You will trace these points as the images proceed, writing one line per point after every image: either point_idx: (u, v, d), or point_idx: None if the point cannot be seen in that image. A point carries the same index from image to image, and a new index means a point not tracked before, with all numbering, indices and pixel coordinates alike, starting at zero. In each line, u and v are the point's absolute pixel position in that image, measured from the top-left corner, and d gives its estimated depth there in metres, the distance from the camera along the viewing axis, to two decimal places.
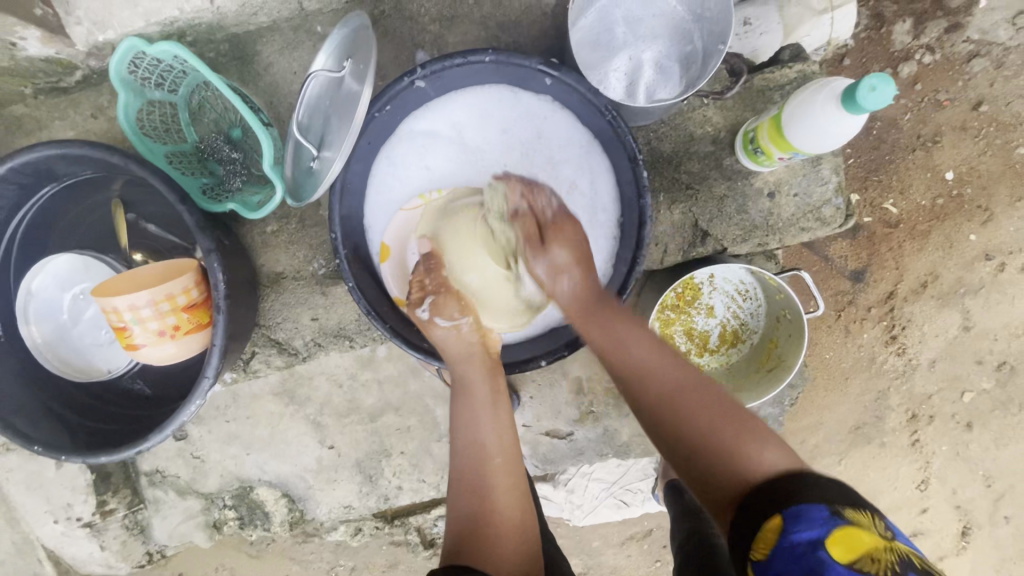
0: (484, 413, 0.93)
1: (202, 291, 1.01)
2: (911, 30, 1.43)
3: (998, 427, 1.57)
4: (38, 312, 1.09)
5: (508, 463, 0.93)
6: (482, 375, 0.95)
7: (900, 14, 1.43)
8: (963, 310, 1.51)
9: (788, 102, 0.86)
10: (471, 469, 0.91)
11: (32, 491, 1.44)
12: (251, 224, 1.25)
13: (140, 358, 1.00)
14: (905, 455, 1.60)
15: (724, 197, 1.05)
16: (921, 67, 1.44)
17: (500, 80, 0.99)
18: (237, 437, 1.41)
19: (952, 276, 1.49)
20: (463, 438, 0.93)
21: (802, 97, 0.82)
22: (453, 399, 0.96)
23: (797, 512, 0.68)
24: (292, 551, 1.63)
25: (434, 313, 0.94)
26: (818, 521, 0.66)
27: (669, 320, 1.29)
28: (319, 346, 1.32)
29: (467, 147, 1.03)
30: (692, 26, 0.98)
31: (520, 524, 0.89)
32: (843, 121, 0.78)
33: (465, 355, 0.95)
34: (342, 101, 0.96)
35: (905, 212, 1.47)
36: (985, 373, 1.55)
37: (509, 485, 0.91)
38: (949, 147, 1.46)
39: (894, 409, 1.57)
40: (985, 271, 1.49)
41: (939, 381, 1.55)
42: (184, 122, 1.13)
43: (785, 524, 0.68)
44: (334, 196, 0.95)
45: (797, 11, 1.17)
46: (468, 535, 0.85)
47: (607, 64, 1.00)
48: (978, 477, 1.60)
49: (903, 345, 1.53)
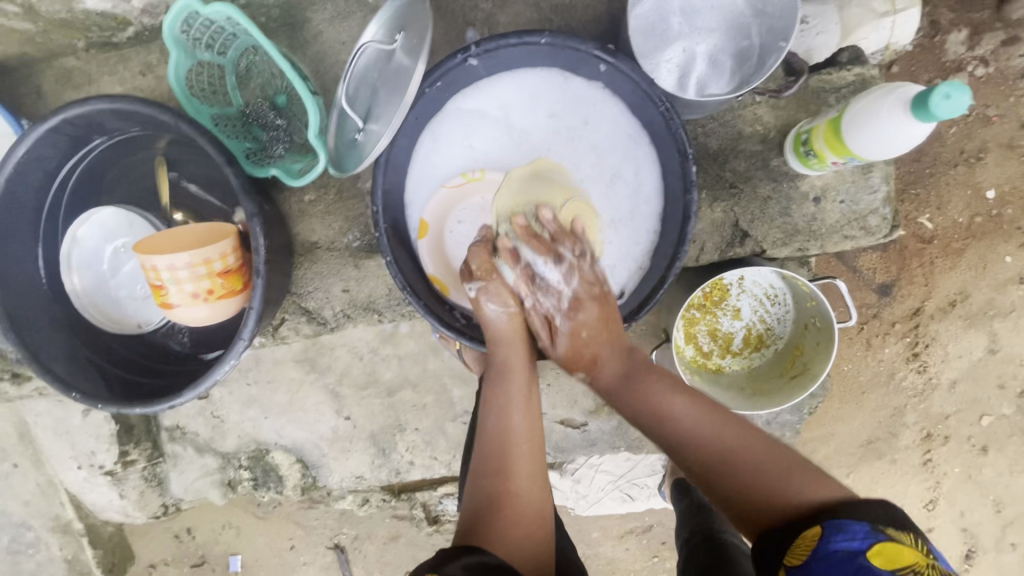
0: (518, 396, 0.95)
1: (239, 258, 1.01)
2: (966, 40, 1.38)
3: (1014, 453, 1.55)
4: (81, 260, 1.11)
5: (532, 448, 0.93)
6: (519, 358, 0.96)
7: (956, 22, 1.38)
8: (991, 333, 1.48)
9: (849, 105, 0.83)
10: (494, 449, 0.92)
11: (59, 436, 1.49)
12: (290, 193, 1.26)
13: (173, 318, 1.02)
14: (915, 474, 1.58)
15: (767, 198, 1.03)
16: (972, 78, 1.39)
17: (553, 64, 0.99)
18: (256, 400, 1.44)
19: (982, 297, 1.46)
20: (493, 417, 0.94)
21: (867, 100, 0.80)
22: (488, 380, 0.97)
23: (839, 522, 0.71)
24: (298, 516, 1.71)
25: (482, 296, 0.93)
26: (858, 534, 0.69)
27: (695, 319, 1.28)
28: (348, 317, 1.31)
29: (513, 129, 1.03)
30: (750, 21, 0.96)
31: (536, 507, 0.90)
32: (909, 130, 0.75)
33: (510, 340, 0.96)
34: (392, 74, 0.96)
35: (940, 228, 1.44)
36: (1005, 398, 1.53)
37: (530, 470, 0.91)
38: (993, 165, 1.42)
39: (909, 427, 1.55)
40: (1018, 295, 1.46)
41: (958, 402, 1.53)
42: (231, 85, 1.12)
43: (825, 533, 0.71)
44: (378, 169, 0.95)
45: (857, 12, 1.14)
46: (483, 514, 0.87)
47: (658, 55, 0.98)
48: (988, 502, 1.58)
49: (925, 363, 1.51)
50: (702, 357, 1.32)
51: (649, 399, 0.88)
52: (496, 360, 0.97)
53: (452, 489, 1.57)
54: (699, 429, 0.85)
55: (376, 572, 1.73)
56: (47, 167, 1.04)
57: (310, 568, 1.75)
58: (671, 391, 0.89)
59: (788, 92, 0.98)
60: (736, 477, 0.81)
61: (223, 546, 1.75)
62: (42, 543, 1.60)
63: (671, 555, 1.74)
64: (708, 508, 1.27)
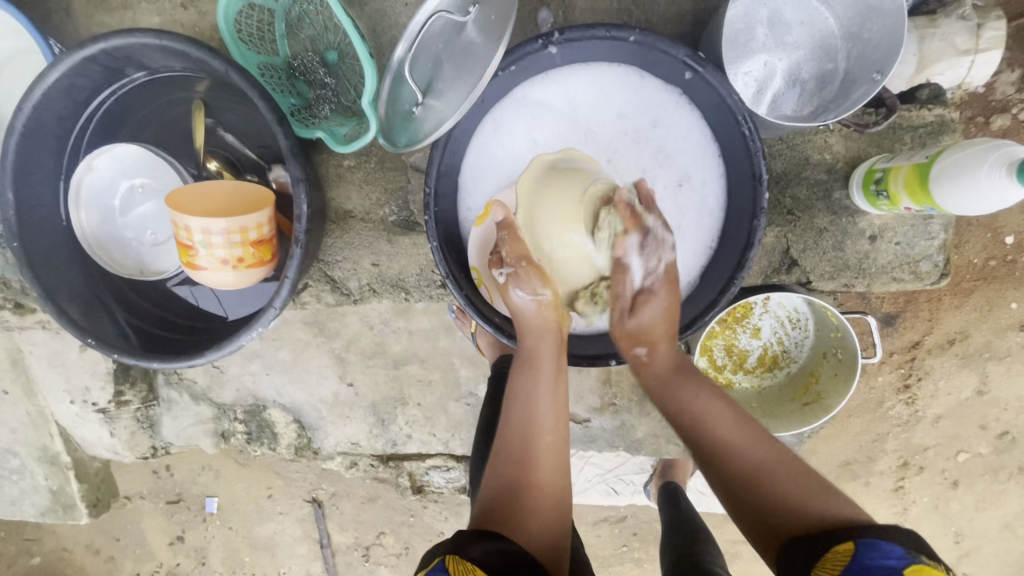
0: (545, 386, 0.93)
1: (273, 229, 0.97)
2: (1018, 82, 1.21)
3: (982, 490, 1.52)
4: (90, 196, 1.04)
5: (556, 439, 0.92)
6: (551, 352, 0.95)
7: (1010, 61, 1.21)
8: (982, 374, 1.43)
9: (937, 158, 0.86)
10: (519, 436, 0.91)
11: (54, 368, 1.44)
12: (329, 154, 1.22)
13: (195, 278, 0.97)
14: (884, 498, 1.56)
15: (824, 230, 1.08)
16: (1016, 123, 1.23)
17: (632, 62, 0.97)
18: (258, 355, 1.40)
19: (981, 338, 1.40)
20: (518, 408, 0.93)
21: (961, 157, 0.82)
22: (516, 369, 0.96)
23: (872, 539, 0.68)
24: (280, 467, 1.71)
25: (512, 282, 0.95)
26: (894, 554, 0.66)
27: (713, 332, 1.25)
28: (374, 292, 1.30)
29: (579, 124, 1.00)
30: (838, 43, 0.93)
31: (553, 495, 0.88)
32: (1003, 191, 0.78)
33: (543, 329, 0.96)
34: (461, 51, 0.92)
35: (954, 267, 1.37)
36: (984, 438, 1.49)
37: (553, 464, 0.90)
38: (1019, 210, 1.34)
39: (887, 453, 1.52)
40: (1016, 341, 1.40)
41: (938, 436, 1.49)
42: (280, 33, 1.06)
43: (858, 549, 0.69)
44: (436, 151, 0.94)
45: (937, 46, 1.06)
46: (504, 501, 0.86)
47: (738, 65, 0.94)
48: (948, 532, 1.57)
49: (914, 395, 1.46)
50: (714, 370, 1.28)
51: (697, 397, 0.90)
52: (523, 347, 0.97)
53: (439, 462, 1.50)
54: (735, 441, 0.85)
55: (350, 529, 1.73)
56: (78, 98, 0.99)
57: (286, 517, 1.75)
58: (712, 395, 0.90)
59: (873, 129, 1.01)
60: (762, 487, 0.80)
61: (201, 487, 1.76)
62: (27, 471, 1.57)
63: (641, 547, 1.72)
64: (698, 534, 1.27)
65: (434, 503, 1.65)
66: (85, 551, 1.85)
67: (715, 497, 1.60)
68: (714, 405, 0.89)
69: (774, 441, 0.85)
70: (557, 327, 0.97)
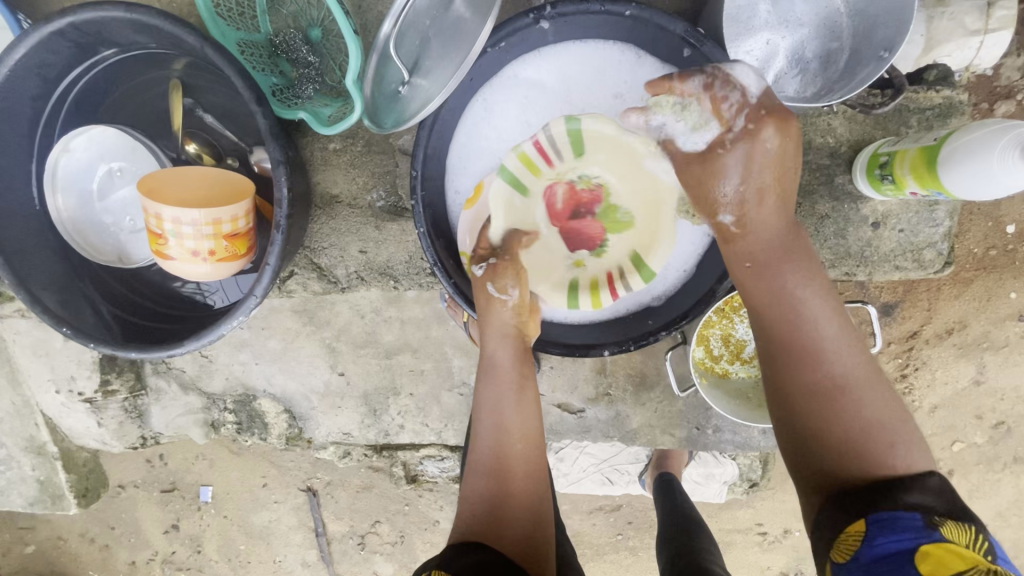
0: (509, 395, 0.91)
1: (249, 221, 0.93)
2: None
3: (977, 480, 1.51)
4: (66, 180, 1.01)
5: (527, 445, 0.90)
6: (510, 356, 0.92)
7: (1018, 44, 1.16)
8: (979, 365, 1.41)
9: (949, 139, 0.82)
10: (489, 445, 0.90)
11: (38, 357, 1.41)
12: (314, 137, 1.19)
13: (167, 268, 0.93)
14: None
15: (825, 217, 1.05)
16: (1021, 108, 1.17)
17: (627, 39, 0.93)
18: (247, 344, 1.37)
19: (979, 329, 1.38)
20: (487, 417, 0.91)
21: (978, 136, 0.78)
22: (480, 376, 0.94)
23: (884, 518, 0.64)
24: (273, 456, 1.69)
25: (489, 276, 0.93)
26: (908, 532, 0.62)
27: (708, 321, 1.22)
28: (361, 280, 1.28)
29: (571, 104, 0.97)
30: (842, 20, 0.88)
31: (531, 499, 0.88)
32: (1017, 173, 0.75)
33: (501, 333, 0.92)
34: (449, 28, 0.88)
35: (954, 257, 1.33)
36: (980, 428, 1.47)
37: (525, 469, 0.89)
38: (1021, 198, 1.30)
39: None
40: (1014, 331, 1.38)
41: (934, 426, 1.48)
42: (260, 9, 1.01)
43: (870, 530, 0.64)
44: (423, 132, 0.91)
45: (947, 25, 1.01)
46: (483, 514, 0.85)
47: (739, 43, 0.90)
48: None
49: (911, 385, 1.44)
50: (709, 360, 1.24)
51: (789, 280, 0.78)
52: (487, 356, 0.94)
53: (433, 452, 1.47)
54: (823, 343, 0.74)
55: (344, 518, 1.72)
56: (48, 76, 0.94)
57: (281, 506, 1.74)
58: (813, 282, 0.78)
59: (881, 110, 0.96)
60: (841, 406, 0.71)
61: (194, 476, 1.74)
62: (15, 461, 1.54)
63: (637, 537, 1.71)
64: (695, 530, 1.25)
65: (428, 493, 1.63)
66: (79, 540, 1.83)
67: (710, 487, 1.58)
68: (813, 300, 0.77)
69: (867, 360, 0.75)
70: (516, 328, 0.93)
